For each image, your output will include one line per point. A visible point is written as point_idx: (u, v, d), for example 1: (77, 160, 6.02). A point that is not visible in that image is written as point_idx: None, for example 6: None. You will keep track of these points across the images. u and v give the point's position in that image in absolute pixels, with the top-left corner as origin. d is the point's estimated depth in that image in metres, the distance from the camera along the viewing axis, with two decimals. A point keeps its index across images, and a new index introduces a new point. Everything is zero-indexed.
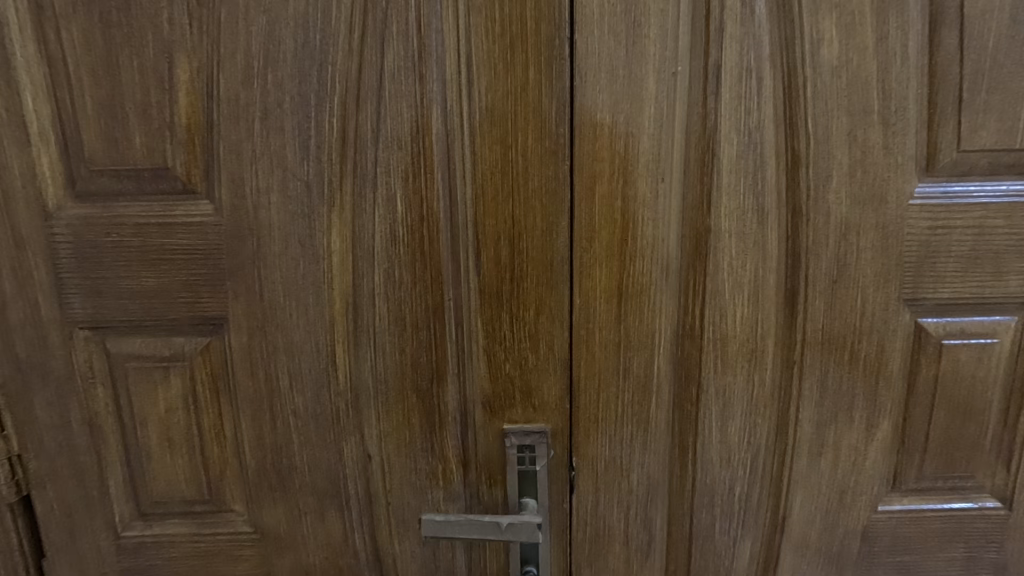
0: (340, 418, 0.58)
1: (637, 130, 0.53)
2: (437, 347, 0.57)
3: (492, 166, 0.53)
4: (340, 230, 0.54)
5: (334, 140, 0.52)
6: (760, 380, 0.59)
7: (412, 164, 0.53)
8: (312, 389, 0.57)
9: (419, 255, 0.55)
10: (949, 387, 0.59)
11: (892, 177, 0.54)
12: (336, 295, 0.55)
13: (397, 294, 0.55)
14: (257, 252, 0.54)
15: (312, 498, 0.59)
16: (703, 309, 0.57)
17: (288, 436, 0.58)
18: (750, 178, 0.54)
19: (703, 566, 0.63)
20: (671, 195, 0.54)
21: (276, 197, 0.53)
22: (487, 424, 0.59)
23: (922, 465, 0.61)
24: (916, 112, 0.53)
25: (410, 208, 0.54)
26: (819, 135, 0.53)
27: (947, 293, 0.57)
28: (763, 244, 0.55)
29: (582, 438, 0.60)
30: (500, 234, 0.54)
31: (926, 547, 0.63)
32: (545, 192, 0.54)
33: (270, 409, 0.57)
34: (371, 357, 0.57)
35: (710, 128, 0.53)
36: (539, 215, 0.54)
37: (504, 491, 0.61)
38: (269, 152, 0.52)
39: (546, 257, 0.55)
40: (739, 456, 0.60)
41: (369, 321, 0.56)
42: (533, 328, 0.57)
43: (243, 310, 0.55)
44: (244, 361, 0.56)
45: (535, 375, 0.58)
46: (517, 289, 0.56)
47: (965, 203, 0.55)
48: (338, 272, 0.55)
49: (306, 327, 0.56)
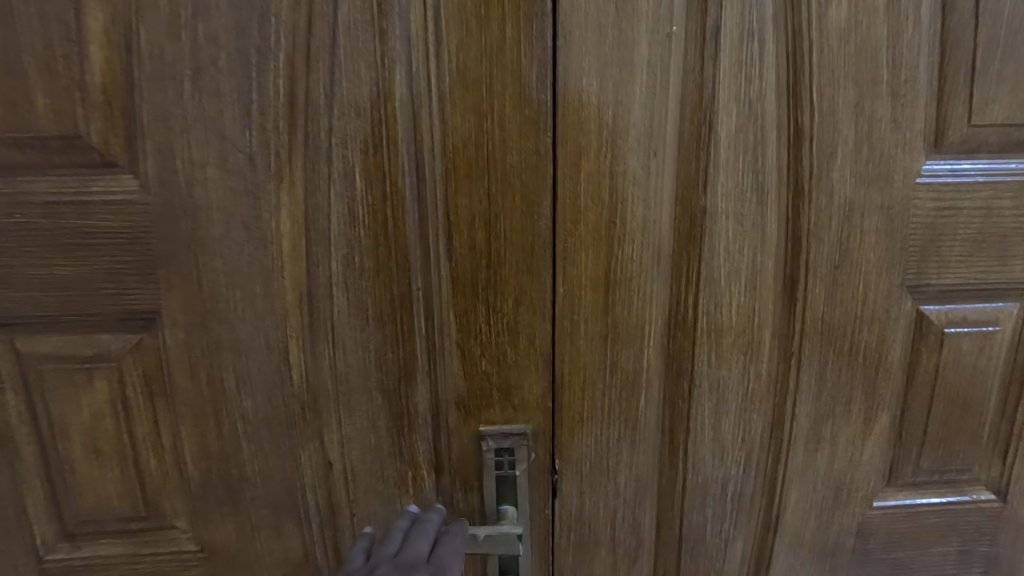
0: (297, 422, 0.51)
1: (627, 98, 0.47)
2: (405, 342, 0.51)
3: (464, 138, 0.47)
4: (290, 209, 0.47)
5: (280, 105, 0.45)
6: (756, 373, 0.55)
7: (373, 134, 0.46)
8: (263, 391, 0.50)
9: (383, 239, 0.48)
10: (949, 378, 0.56)
11: (899, 154, 0.50)
12: (288, 285, 0.48)
13: (359, 283, 0.49)
14: (192, 235, 0.46)
15: (266, 511, 0.53)
16: (697, 297, 0.52)
17: (237, 444, 0.51)
18: (750, 154, 0.49)
19: (693, 569, 0.60)
20: (663, 172, 0.49)
21: (213, 171, 0.45)
22: (462, 426, 0.54)
23: (919, 458, 0.59)
24: (927, 83, 0.49)
25: (371, 185, 0.47)
26: (824, 106, 0.48)
27: (952, 279, 0.53)
28: (762, 226, 0.51)
29: (566, 438, 0.55)
30: (475, 215, 0.48)
31: (920, 542, 0.61)
32: (525, 167, 0.48)
33: (215, 414, 0.50)
34: (330, 354, 0.50)
35: (707, 97, 0.48)
36: (518, 193, 0.48)
37: (480, 498, 0.55)
38: (204, 118, 0.44)
39: (527, 241, 0.50)
40: (732, 454, 0.57)
41: (327, 314, 0.49)
42: (512, 320, 0.51)
43: (178, 302, 0.48)
44: (183, 360, 0.49)
45: (514, 372, 0.52)
46: (494, 277, 0.50)
47: (973, 182, 0.51)
48: (290, 258, 0.48)
49: (254, 321, 0.49)
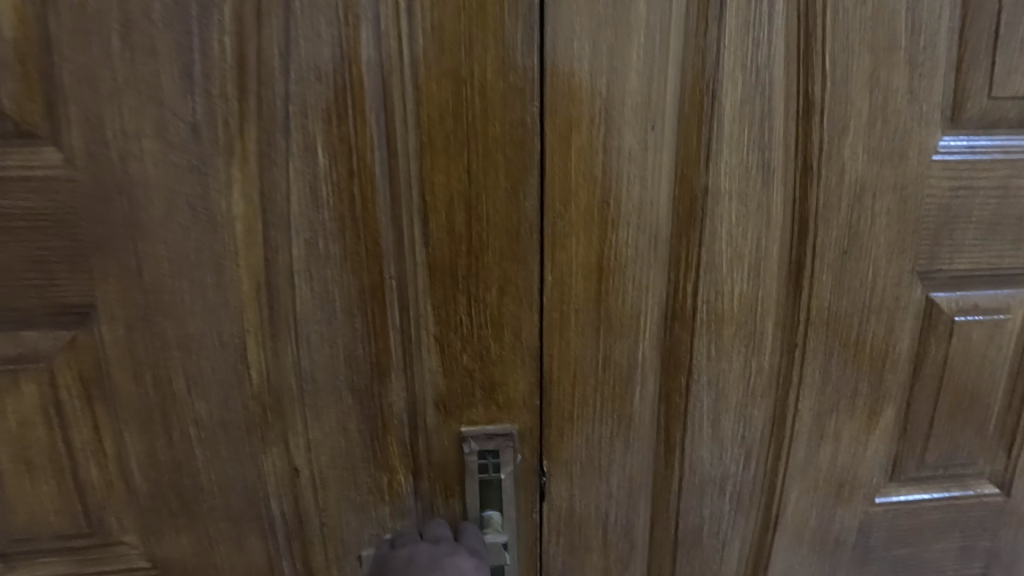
0: (257, 426, 0.46)
1: (623, 64, 0.42)
2: (378, 337, 0.46)
3: (441, 107, 0.42)
4: (242, 187, 0.41)
5: (228, 67, 0.39)
6: (757, 366, 0.51)
7: (336, 101, 0.41)
8: (218, 392, 0.45)
9: (350, 221, 0.43)
10: (957, 368, 0.53)
11: (914, 129, 0.46)
12: (244, 273, 0.43)
13: (323, 271, 0.44)
14: (129, 217, 0.41)
15: (226, 523, 0.48)
16: (696, 286, 0.48)
17: (190, 450, 0.46)
18: (755, 128, 0.45)
19: (688, 572, 0.56)
20: (662, 147, 0.45)
21: (150, 143, 0.40)
22: (442, 427, 0.49)
23: (924, 453, 0.56)
24: (947, 50, 0.45)
25: (336, 161, 0.42)
26: (837, 75, 0.44)
27: (964, 265, 0.50)
28: (767, 208, 0.47)
29: (555, 438, 0.51)
30: (453, 194, 0.43)
31: (922, 539, 0.59)
32: (509, 141, 0.43)
33: (164, 418, 0.45)
34: (294, 351, 0.45)
35: (711, 63, 0.43)
36: (502, 171, 0.43)
37: (463, 504, 0.51)
38: (138, 81, 0.38)
39: (511, 224, 0.45)
40: (731, 452, 0.53)
41: (288, 306, 0.44)
42: (496, 311, 0.47)
43: (117, 293, 0.42)
44: (125, 359, 0.43)
45: (498, 367, 0.48)
46: (475, 264, 0.45)
47: (990, 160, 0.48)
48: (244, 244, 0.42)
49: (206, 314, 0.43)
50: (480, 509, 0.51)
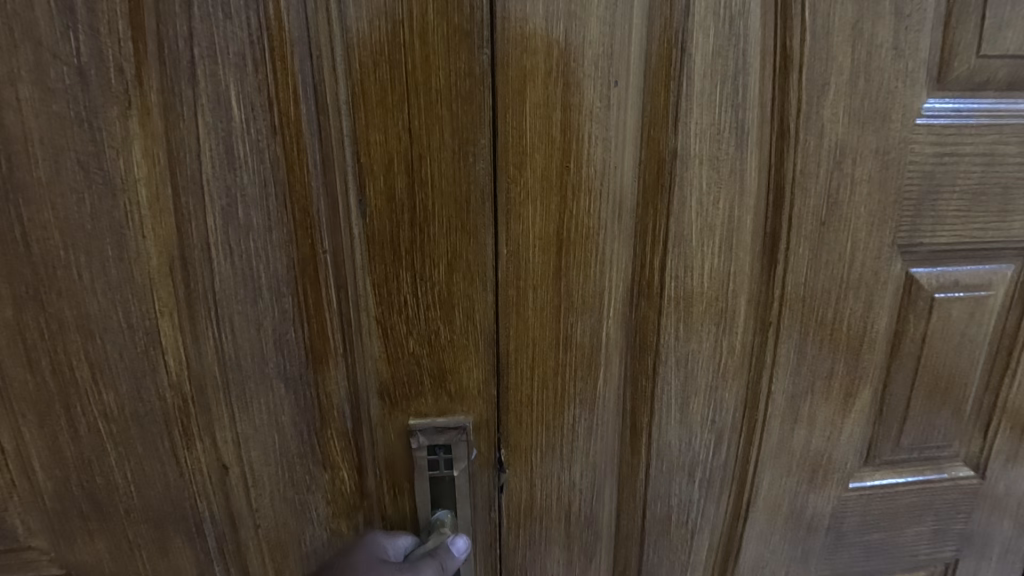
0: (177, 418, 0.42)
1: (583, 9, 0.38)
2: (311, 317, 0.41)
3: (375, 53, 0.37)
4: (145, 145, 0.37)
5: (118, 1, 0.34)
6: (729, 346, 0.48)
7: (251, 45, 0.36)
8: (128, 379, 0.41)
9: (273, 182, 0.38)
10: (936, 347, 0.51)
11: (899, 89, 0.42)
12: (151, 244, 0.39)
13: (247, 243, 0.39)
14: (10, 179, 0.37)
15: (146, 523, 0.44)
16: (665, 259, 0.44)
17: (100, 443, 0.42)
18: (729, 86, 0.41)
19: (656, 563, 0.54)
20: (626, 106, 0.40)
21: (27, 90, 0.35)
22: (387, 419, 0.45)
23: (899, 436, 0.54)
24: (935, 2, 0.41)
25: (253, 117, 0.37)
26: (817, 26, 0.40)
27: (945, 238, 0.47)
28: (740, 174, 0.43)
29: (513, 426, 0.47)
30: (392, 154, 0.39)
31: (895, 523, 0.57)
32: (455, 93, 0.38)
33: (70, 408, 0.41)
34: (214, 329, 0.41)
35: (680, 11, 0.39)
36: (447, 127, 0.39)
37: (413, 503, 0.47)
38: (7, 14, 0.34)
39: (461, 190, 0.40)
40: (701, 437, 0.50)
41: (205, 282, 0.40)
42: (445, 288, 0.42)
43: (1, 268, 0.38)
44: (14, 344, 0.39)
45: (449, 350, 0.44)
46: (419, 234, 0.40)
47: (979, 124, 0.44)
48: (149, 209, 0.38)
49: (108, 292, 0.39)
50: (431, 510, 0.47)
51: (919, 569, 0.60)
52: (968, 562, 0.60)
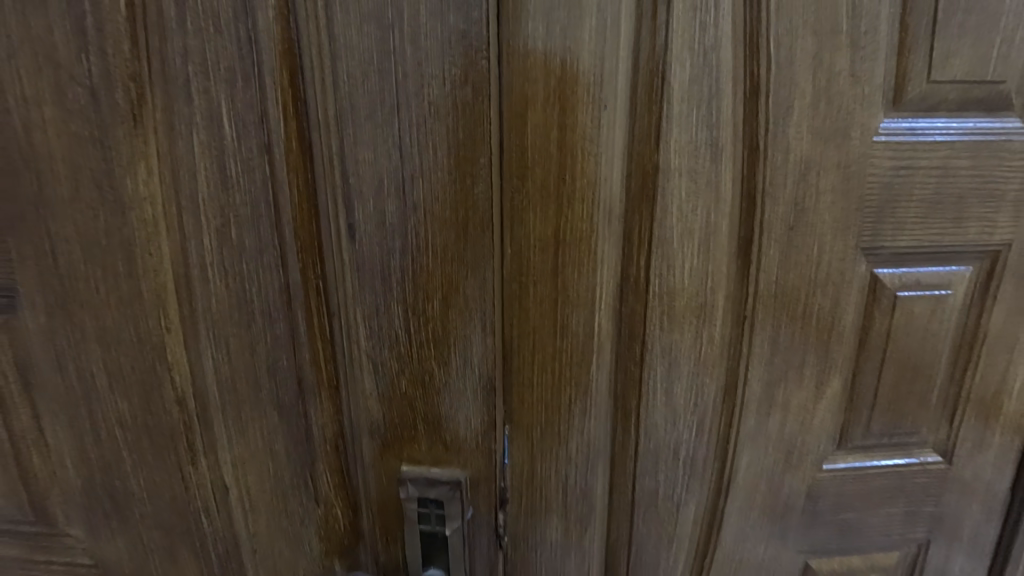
0: (178, 429, 0.51)
1: (576, 44, 0.44)
2: (314, 339, 0.49)
3: (376, 117, 0.45)
4: (151, 159, 0.46)
5: (121, 28, 0.43)
6: (709, 338, 0.54)
7: (239, 58, 0.43)
8: (138, 389, 0.50)
9: (271, 221, 0.46)
10: (900, 341, 0.56)
11: (857, 109, 0.48)
12: (156, 267, 0.47)
13: (244, 263, 0.47)
14: (38, 195, 0.47)
15: (153, 528, 0.54)
16: (650, 259, 0.50)
17: (118, 450, 0.52)
18: (704, 108, 0.47)
19: (645, 533, 0.60)
20: (614, 126, 0.47)
21: (50, 111, 0.45)
22: (379, 461, 0.53)
23: (869, 422, 0.59)
24: (887, 34, 0.47)
25: (244, 134, 0.45)
26: (781, 58, 0.46)
27: (906, 241, 0.52)
28: (716, 184, 0.49)
29: (516, 404, 0.54)
30: (388, 213, 0.46)
31: (867, 504, 0.62)
32: (446, 159, 0.46)
33: (93, 422, 0.51)
34: (231, 360, 0.49)
35: (660, 45, 0.45)
36: (444, 189, 0.46)
37: (402, 549, 0.56)
38: (36, 43, 0.43)
39: (450, 244, 0.47)
40: (685, 419, 0.56)
41: (203, 304, 0.48)
42: (440, 323, 0.49)
43: (35, 277, 0.48)
44: (50, 350, 0.50)
45: (442, 388, 0.51)
46: (415, 278, 0.48)
47: (930, 139, 0.50)
48: (154, 258, 0.47)
49: (121, 306, 0.49)
50: (419, 556, 0.56)
51: (893, 549, 0.65)
52: (940, 543, 0.65)
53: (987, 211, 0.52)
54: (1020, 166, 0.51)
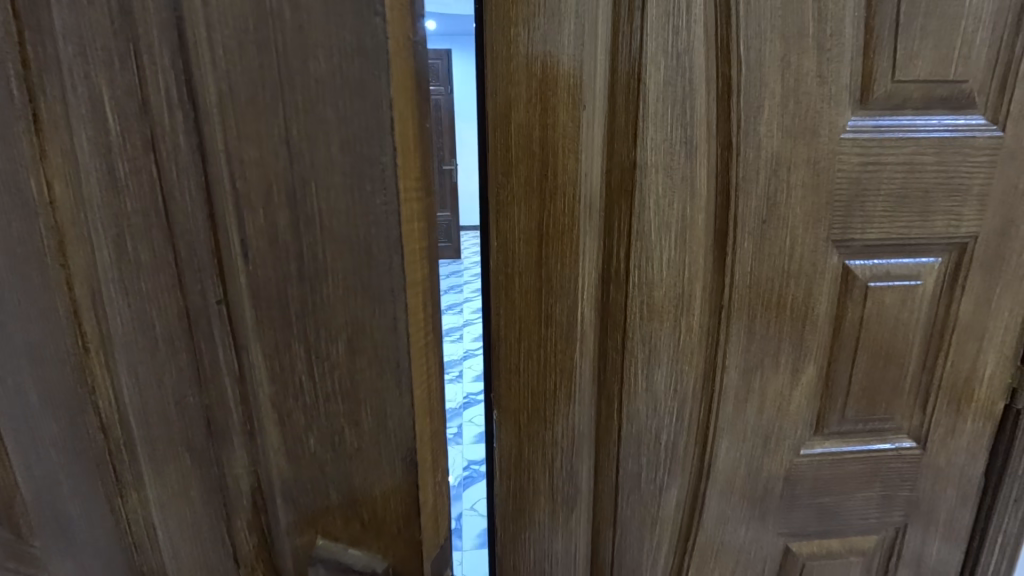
0: (103, 464, 0.43)
1: (556, 48, 0.47)
2: (208, 385, 0.38)
3: (250, 85, 0.31)
4: (45, 173, 0.36)
5: None
6: (687, 327, 0.56)
7: (114, 36, 0.31)
8: (64, 418, 0.42)
9: (161, 232, 0.35)
10: (873, 330, 0.59)
11: (825, 108, 0.51)
12: (64, 279, 0.38)
13: (135, 283, 0.36)
14: None
15: (97, 560, 0.47)
16: (629, 252, 0.53)
17: (54, 474, 0.45)
18: (678, 107, 0.50)
19: (630, 515, 0.62)
20: (593, 125, 0.49)
21: None
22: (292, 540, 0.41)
23: (844, 409, 0.61)
24: (852, 37, 0.49)
25: (125, 118, 0.33)
26: (751, 59, 0.49)
27: (874, 234, 0.55)
28: (692, 179, 0.52)
29: (503, 389, 0.57)
30: (277, 229, 0.33)
31: (845, 488, 0.64)
32: (345, 151, 0.31)
33: (31, 445, 0.44)
34: (129, 395, 0.39)
35: (635, 49, 0.48)
36: (341, 191, 0.32)
37: None
38: None
39: (352, 272, 0.34)
40: (666, 404, 0.59)
41: (114, 325, 0.38)
42: (348, 375, 0.36)
43: None
44: None
45: (356, 456, 0.38)
46: (313, 308, 0.35)
47: (896, 137, 0.52)
48: (60, 259, 0.37)
49: (45, 323, 0.39)
50: None
51: (870, 532, 0.67)
52: (915, 526, 0.67)
53: (952, 205, 0.55)
54: (983, 161, 0.54)
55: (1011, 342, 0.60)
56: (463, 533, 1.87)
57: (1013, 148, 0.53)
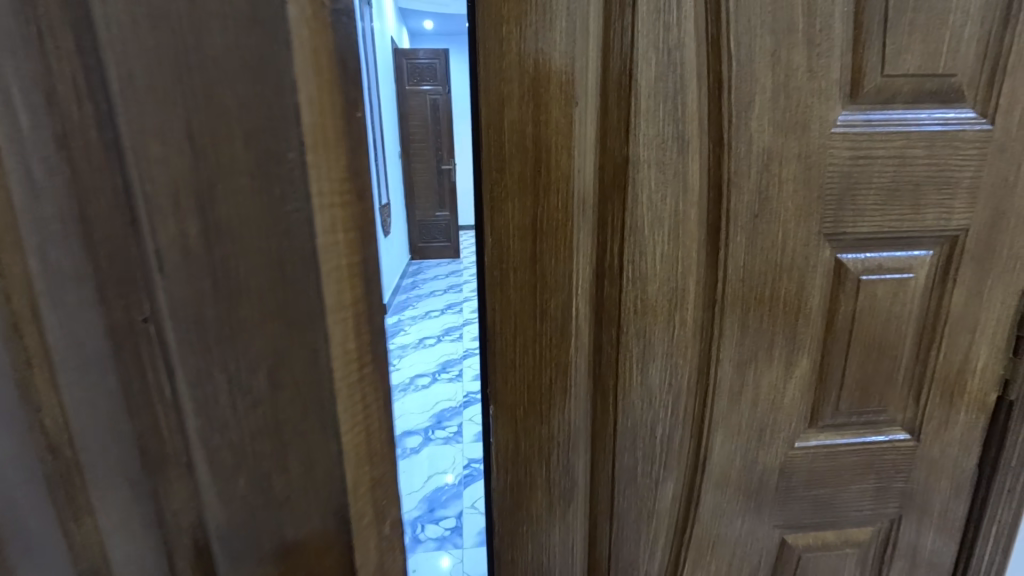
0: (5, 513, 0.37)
1: (548, 45, 0.48)
2: (140, 415, 0.35)
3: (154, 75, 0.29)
4: None
5: None
6: (681, 321, 0.57)
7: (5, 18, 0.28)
8: None
9: (81, 243, 0.31)
10: (866, 323, 0.59)
11: (815, 103, 0.51)
12: None
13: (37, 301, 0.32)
14: None
15: None
16: (623, 246, 0.54)
17: None
18: (670, 103, 0.50)
19: (626, 509, 0.63)
20: (585, 121, 0.50)
21: None
22: None
23: (838, 401, 0.62)
24: (842, 32, 0.50)
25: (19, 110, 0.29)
26: (742, 54, 0.49)
27: (866, 228, 0.56)
28: (684, 175, 0.52)
29: (499, 385, 0.57)
30: (189, 240, 0.31)
31: (839, 480, 0.65)
32: (251, 146, 0.30)
33: None
34: (79, 424, 0.34)
35: (627, 45, 0.48)
36: (251, 197, 0.31)
37: None
38: None
39: (283, 291, 0.33)
40: (661, 398, 0.59)
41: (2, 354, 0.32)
42: (276, 403, 0.35)
43: None
44: None
45: (287, 492, 0.37)
46: (231, 333, 0.33)
47: (886, 131, 0.53)
48: None
49: None
50: None
51: (865, 524, 0.68)
52: (910, 517, 0.68)
53: (943, 198, 0.55)
54: (973, 154, 0.54)
55: (1003, 333, 0.61)
56: (463, 531, 1.87)
57: (1003, 140, 0.54)
